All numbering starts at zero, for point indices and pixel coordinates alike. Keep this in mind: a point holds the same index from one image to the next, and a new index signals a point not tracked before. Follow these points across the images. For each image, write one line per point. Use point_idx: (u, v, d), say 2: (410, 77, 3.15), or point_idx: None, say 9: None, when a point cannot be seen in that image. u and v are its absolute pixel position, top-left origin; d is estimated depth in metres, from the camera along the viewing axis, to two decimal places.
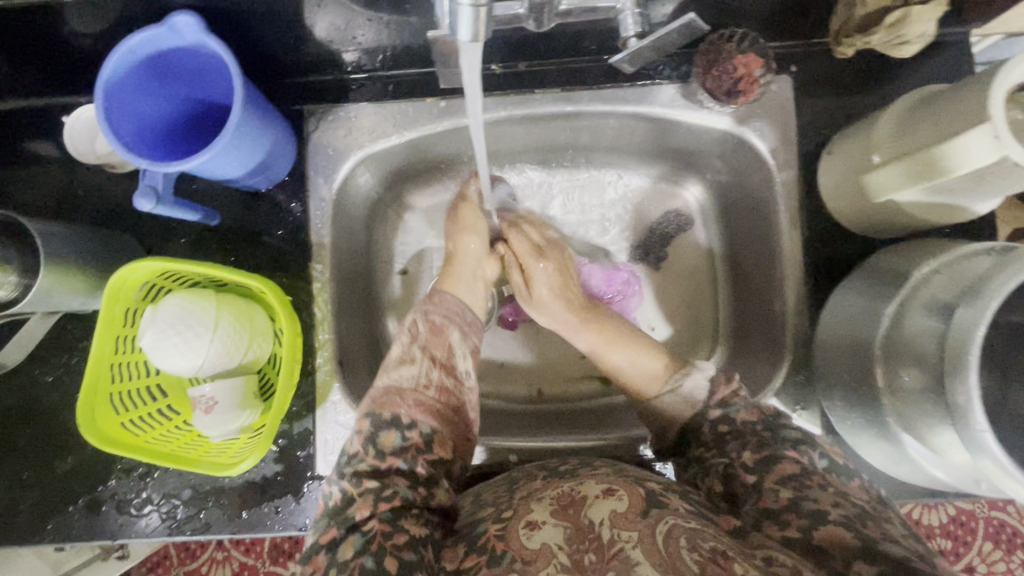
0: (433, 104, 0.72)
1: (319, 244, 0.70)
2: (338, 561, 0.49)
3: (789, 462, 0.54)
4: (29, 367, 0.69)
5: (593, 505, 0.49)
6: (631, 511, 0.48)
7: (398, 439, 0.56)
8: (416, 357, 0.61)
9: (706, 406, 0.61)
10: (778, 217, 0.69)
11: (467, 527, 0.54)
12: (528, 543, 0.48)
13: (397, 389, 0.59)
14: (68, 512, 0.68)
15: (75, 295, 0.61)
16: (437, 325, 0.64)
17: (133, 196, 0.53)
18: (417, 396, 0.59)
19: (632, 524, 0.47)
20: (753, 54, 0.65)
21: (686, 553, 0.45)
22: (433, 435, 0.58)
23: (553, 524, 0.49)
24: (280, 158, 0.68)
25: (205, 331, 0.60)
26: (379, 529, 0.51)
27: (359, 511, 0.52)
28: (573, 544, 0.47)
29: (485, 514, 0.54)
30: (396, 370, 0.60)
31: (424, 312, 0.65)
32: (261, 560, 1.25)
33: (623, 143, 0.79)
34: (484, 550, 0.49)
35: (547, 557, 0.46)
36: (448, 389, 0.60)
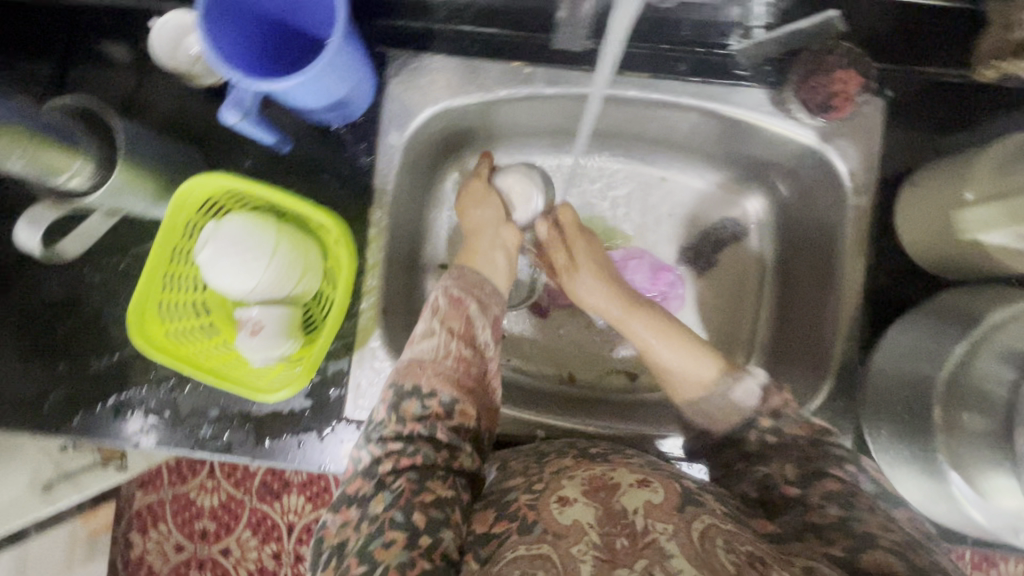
0: (517, 69, 0.70)
1: (381, 190, 0.69)
2: (369, 514, 0.50)
3: (832, 477, 0.53)
4: (77, 264, 0.69)
5: (626, 493, 0.49)
6: (666, 504, 0.48)
7: (418, 407, 0.56)
8: (437, 331, 0.60)
9: (751, 412, 0.59)
10: (846, 240, 0.68)
11: (495, 494, 0.54)
12: (560, 517, 0.48)
13: (417, 361, 0.58)
14: (95, 411, 0.68)
15: (142, 199, 0.61)
16: (455, 298, 0.63)
17: (221, 107, 0.53)
18: (437, 368, 0.58)
19: (666, 517, 0.47)
20: (853, 71, 0.63)
21: (724, 554, 0.45)
22: (454, 404, 0.57)
23: (584, 503, 0.49)
24: (358, 98, 0.67)
25: (263, 256, 0.60)
26: (406, 485, 0.51)
27: (384, 466, 0.53)
28: (605, 526, 0.47)
29: (512, 484, 0.54)
30: (417, 343, 0.59)
31: (449, 286, 0.64)
32: (248, 495, 1.26)
33: (695, 142, 0.78)
34: (514, 518, 0.50)
35: (578, 534, 0.46)
36: (466, 359, 0.59)
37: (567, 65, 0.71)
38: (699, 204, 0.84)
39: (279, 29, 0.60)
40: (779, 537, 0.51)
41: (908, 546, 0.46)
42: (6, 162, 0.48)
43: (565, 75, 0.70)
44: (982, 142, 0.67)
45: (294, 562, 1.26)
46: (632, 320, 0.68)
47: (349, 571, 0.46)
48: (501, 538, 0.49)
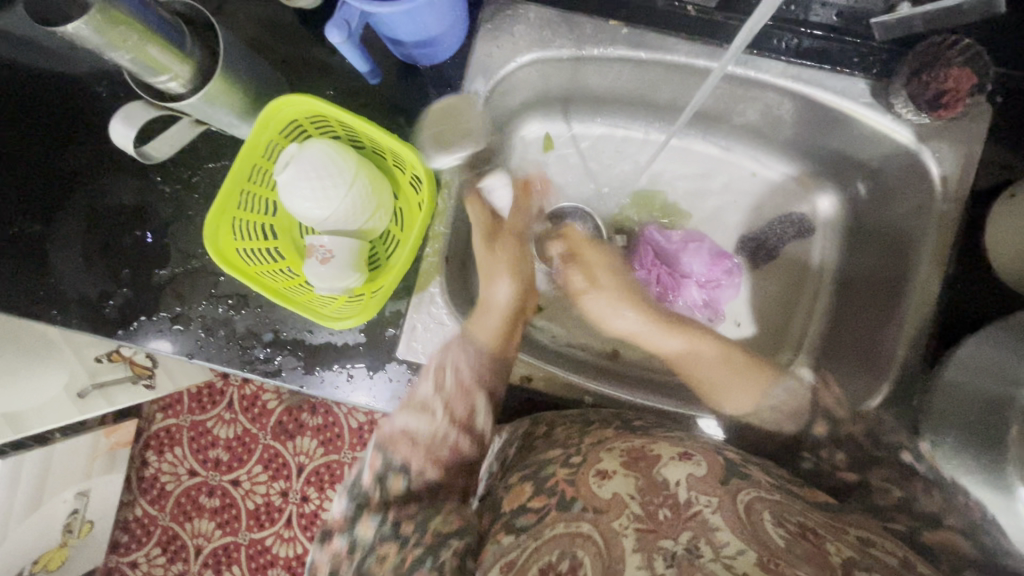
0: (615, 28, 0.68)
1: (459, 136, 0.68)
2: (360, 541, 0.50)
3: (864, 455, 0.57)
4: (152, 173, 0.70)
5: (667, 466, 0.49)
6: (709, 477, 0.48)
7: (403, 485, 0.53)
8: (435, 410, 0.56)
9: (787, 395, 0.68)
10: (928, 246, 0.66)
11: (530, 468, 0.53)
12: (599, 492, 0.47)
13: (410, 434, 0.55)
14: (154, 318, 0.69)
15: (229, 114, 0.60)
16: (465, 385, 0.59)
17: (327, 24, 0.52)
18: (432, 451, 0.55)
19: (711, 490, 0.46)
20: (968, 70, 0.61)
21: (772, 526, 0.44)
22: (438, 487, 0.54)
23: (622, 475, 0.48)
24: (447, 37, 0.65)
25: (341, 185, 0.59)
26: (393, 512, 0.51)
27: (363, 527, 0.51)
28: (647, 497, 0.46)
29: (551, 454, 0.53)
30: (413, 416, 0.56)
31: (450, 368, 0.59)
32: (263, 431, 1.29)
33: (779, 130, 0.76)
34: (553, 493, 0.49)
35: (620, 508, 0.45)
36: (461, 451, 0.56)
37: (664, 30, 0.68)
38: (769, 195, 0.82)
39: None
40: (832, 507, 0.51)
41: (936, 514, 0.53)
42: (114, 52, 0.47)
43: (662, 40, 0.67)
44: None
45: (300, 501, 1.27)
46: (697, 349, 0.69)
47: None
48: (540, 516, 0.48)
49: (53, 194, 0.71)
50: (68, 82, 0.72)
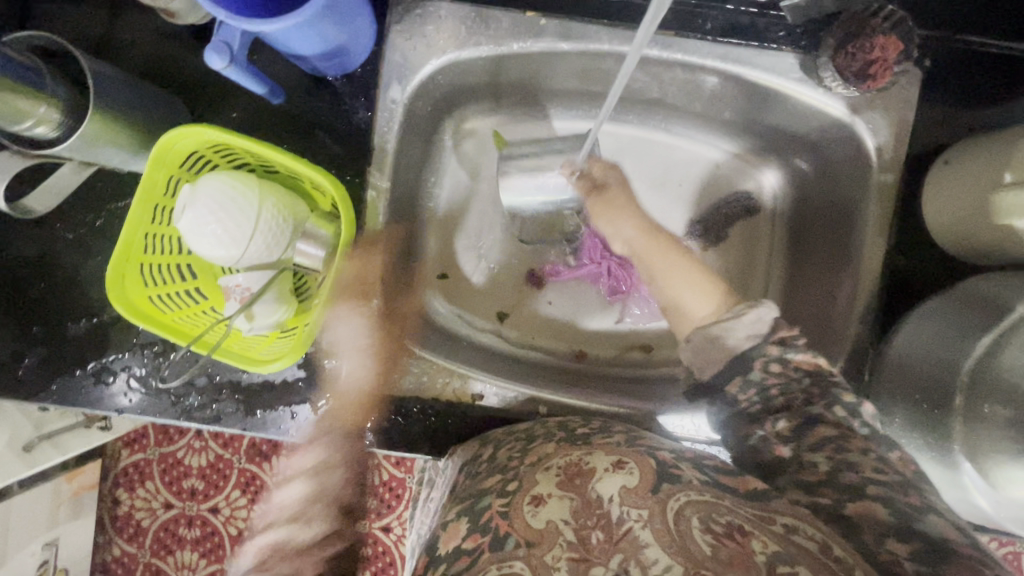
0: (532, 20, 0.64)
1: (380, 149, 0.64)
2: None
3: (826, 423, 0.49)
4: (52, 220, 0.64)
5: (602, 480, 0.45)
6: (642, 487, 0.44)
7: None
8: (314, 514, 0.49)
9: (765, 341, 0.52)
10: (868, 219, 0.65)
11: (469, 499, 0.49)
12: (532, 523, 0.44)
13: (288, 547, 0.47)
14: (74, 375, 0.64)
15: (119, 151, 0.55)
16: (326, 468, 0.54)
17: (204, 49, 0.48)
18: (311, 560, 0.46)
19: (642, 501, 0.43)
20: (893, 37, 0.59)
21: (699, 534, 0.41)
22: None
23: (558, 498, 0.45)
24: (357, 47, 0.61)
25: (246, 222, 0.56)
26: None
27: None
28: (580, 519, 0.43)
29: (489, 484, 0.50)
30: (293, 527, 0.48)
31: (323, 460, 0.54)
32: (236, 456, 1.26)
33: (715, 111, 0.74)
34: (486, 530, 0.45)
35: (553, 537, 0.43)
36: (349, 534, 0.49)
37: (584, 17, 0.65)
38: (715, 174, 0.79)
39: None
40: (762, 493, 0.46)
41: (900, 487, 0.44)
42: None
43: (582, 28, 0.64)
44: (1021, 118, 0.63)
45: None
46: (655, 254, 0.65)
47: None
48: (472, 559, 0.43)
49: None
50: None
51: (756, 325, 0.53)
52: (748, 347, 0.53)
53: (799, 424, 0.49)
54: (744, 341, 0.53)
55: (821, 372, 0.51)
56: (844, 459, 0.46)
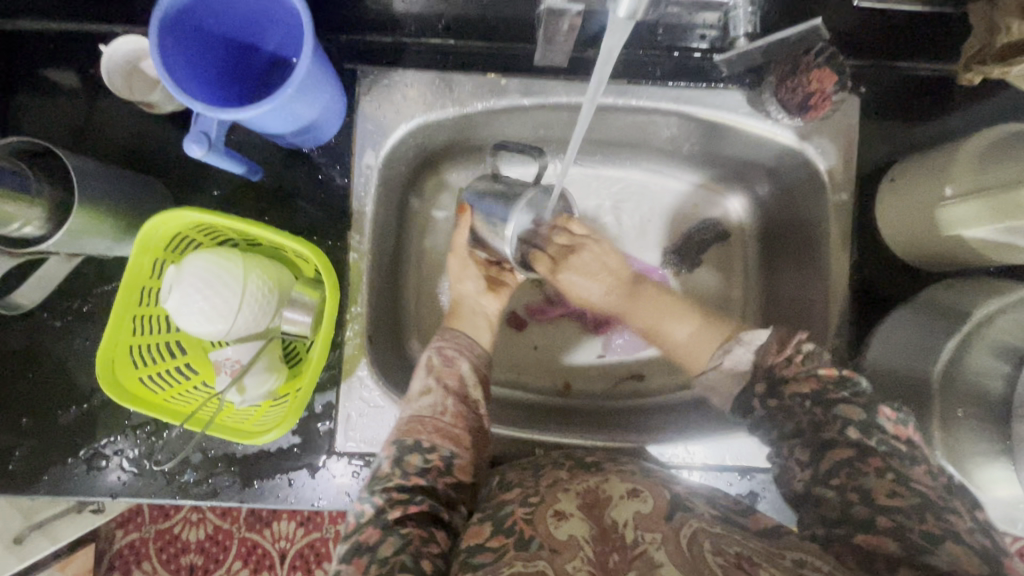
0: (493, 81, 0.68)
1: (358, 213, 0.66)
2: (377, 557, 0.46)
3: (841, 446, 0.49)
4: (36, 309, 0.65)
5: (617, 506, 0.46)
6: (655, 513, 0.45)
7: (420, 461, 0.53)
8: (433, 386, 0.58)
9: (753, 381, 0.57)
10: (829, 238, 0.68)
11: (490, 507, 0.50)
12: (555, 532, 0.44)
13: (416, 416, 0.56)
14: (66, 463, 0.64)
15: (103, 239, 0.57)
16: (449, 357, 0.62)
17: (184, 140, 0.50)
18: (437, 423, 0.56)
19: (656, 525, 0.44)
20: (828, 70, 0.63)
21: (712, 557, 0.42)
22: (454, 459, 0.54)
23: (579, 517, 0.46)
24: (329, 121, 0.64)
25: (232, 297, 0.57)
26: (416, 532, 0.48)
27: (393, 514, 0.49)
28: (600, 544, 0.43)
29: (508, 496, 0.51)
30: (415, 399, 0.58)
31: (439, 344, 0.63)
32: (236, 524, 1.25)
33: (673, 148, 0.77)
34: (511, 532, 0.45)
35: (574, 549, 0.43)
36: (465, 415, 0.57)
37: (544, 75, 0.69)
38: (680, 206, 0.82)
39: (236, 51, 0.57)
40: (778, 531, 0.47)
41: (914, 513, 0.43)
42: None
43: (541, 85, 0.68)
44: (952, 132, 0.68)
45: None
46: (636, 308, 0.70)
47: None
48: (497, 554, 0.44)
49: None
50: None
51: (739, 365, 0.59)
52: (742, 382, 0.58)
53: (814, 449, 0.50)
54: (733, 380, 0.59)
55: (820, 395, 0.52)
56: (857, 484, 0.46)
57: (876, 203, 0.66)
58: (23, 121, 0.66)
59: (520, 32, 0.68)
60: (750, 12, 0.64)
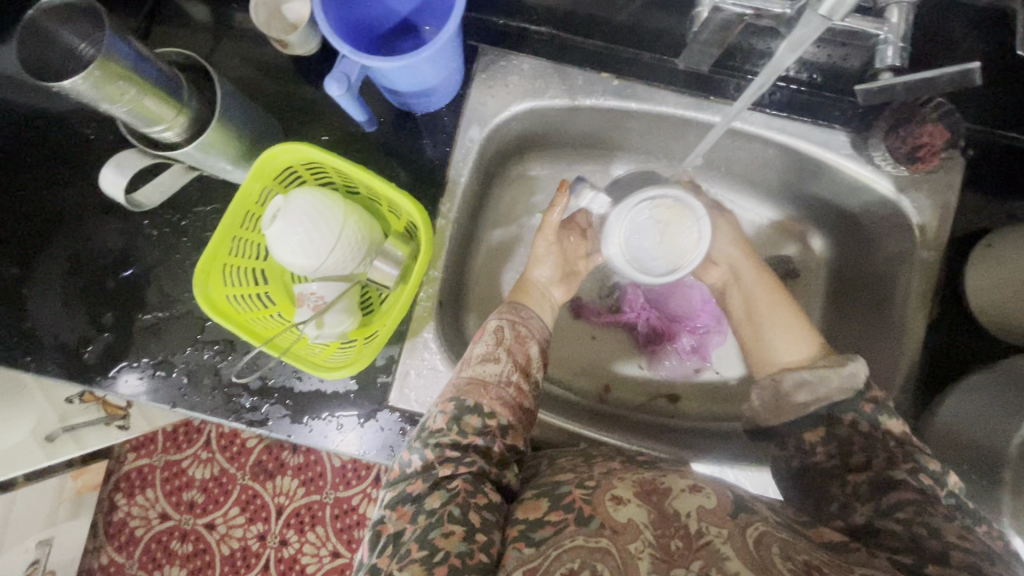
0: (605, 79, 0.70)
1: (454, 181, 0.69)
2: (426, 509, 0.48)
3: (907, 488, 0.50)
4: (140, 216, 0.69)
5: (679, 497, 0.47)
6: (720, 510, 0.46)
7: (478, 424, 0.54)
8: (500, 357, 0.58)
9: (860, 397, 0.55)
10: (910, 292, 0.67)
11: (544, 485, 0.51)
12: (615, 515, 0.45)
13: (481, 380, 0.56)
14: (135, 365, 0.67)
15: (224, 159, 0.60)
16: (522, 335, 0.61)
17: (326, 78, 0.53)
18: (500, 393, 0.56)
19: (721, 522, 0.45)
20: (942, 126, 0.63)
21: (781, 561, 0.42)
22: (510, 427, 0.55)
23: (637, 504, 0.46)
24: (444, 90, 0.67)
25: (331, 235, 0.59)
26: (462, 486, 0.50)
27: (442, 471, 0.51)
28: (660, 528, 0.44)
29: (563, 477, 0.51)
30: (479, 365, 0.57)
31: (509, 321, 0.62)
32: (242, 471, 1.28)
33: (762, 177, 0.78)
34: (569, 509, 0.47)
35: (635, 532, 0.44)
36: (526, 392, 0.58)
37: (654, 82, 0.70)
38: (756, 237, 0.82)
39: (381, 10, 0.61)
40: (838, 545, 0.47)
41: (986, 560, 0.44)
42: (110, 106, 0.47)
43: (651, 92, 0.70)
44: None
45: (278, 546, 1.27)
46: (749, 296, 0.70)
47: (410, 555, 0.45)
48: (557, 529, 0.46)
49: (33, 236, 0.69)
50: (52, 124, 0.70)
51: (853, 381, 0.55)
52: (846, 399, 0.55)
53: (874, 486, 0.52)
54: (837, 394, 0.55)
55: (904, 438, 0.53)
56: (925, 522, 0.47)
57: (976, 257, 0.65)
58: (163, 42, 0.71)
59: (642, 40, 0.70)
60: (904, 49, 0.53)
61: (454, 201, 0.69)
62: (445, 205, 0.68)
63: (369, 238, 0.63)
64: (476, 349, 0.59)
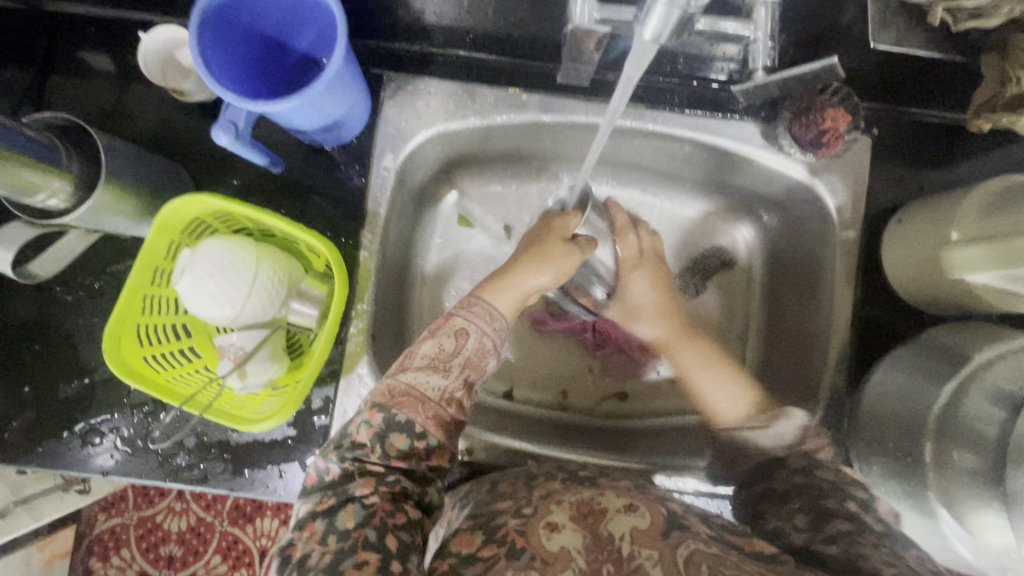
0: (514, 95, 0.70)
1: (374, 212, 0.68)
2: (338, 528, 0.48)
3: (840, 517, 0.51)
4: (50, 281, 0.66)
5: (613, 519, 0.49)
6: (652, 529, 0.48)
7: (405, 445, 0.52)
8: (450, 371, 0.55)
9: (792, 450, 0.59)
10: (834, 274, 0.69)
11: (480, 517, 0.52)
12: (547, 544, 0.47)
13: (418, 393, 0.54)
14: (61, 438, 0.64)
15: (124, 218, 0.58)
16: (484, 347, 0.58)
17: (213, 128, 0.53)
18: (437, 410, 0.54)
19: (652, 543, 0.47)
20: (842, 110, 0.63)
21: None
22: (438, 447, 0.54)
23: (571, 530, 0.48)
24: (352, 121, 0.66)
25: (243, 283, 0.58)
26: (380, 505, 0.49)
27: (360, 488, 0.50)
28: (592, 554, 0.46)
29: (501, 506, 0.53)
30: (423, 373, 0.54)
31: (473, 330, 0.58)
32: (219, 518, 1.25)
33: (686, 172, 0.78)
34: (502, 543, 0.48)
35: (565, 560, 0.46)
36: (465, 408, 0.56)
37: (563, 93, 0.70)
38: (690, 231, 0.83)
39: (273, 49, 0.60)
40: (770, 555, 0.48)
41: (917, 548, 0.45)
42: None
43: (561, 102, 0.70)
44: (962, 181, 0.69)
45: None
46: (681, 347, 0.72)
47: None
48: (487, 566, 0.47)
49: None
50: None
51: (780, 437, 0.61)
52: (774, 456, 0.60)
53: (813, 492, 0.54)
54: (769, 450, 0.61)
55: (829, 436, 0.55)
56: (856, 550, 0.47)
57: (893, 229, 0.66)
58: (57, 98, 0.68)
59: (547, 52, 0.70)
60: (772, 47, 0.57)
61: (376, 233, 0.68)
62: (366, 238, 0.67)
63: (285, 283, 0.61)
64: (424, 349, 0.56)
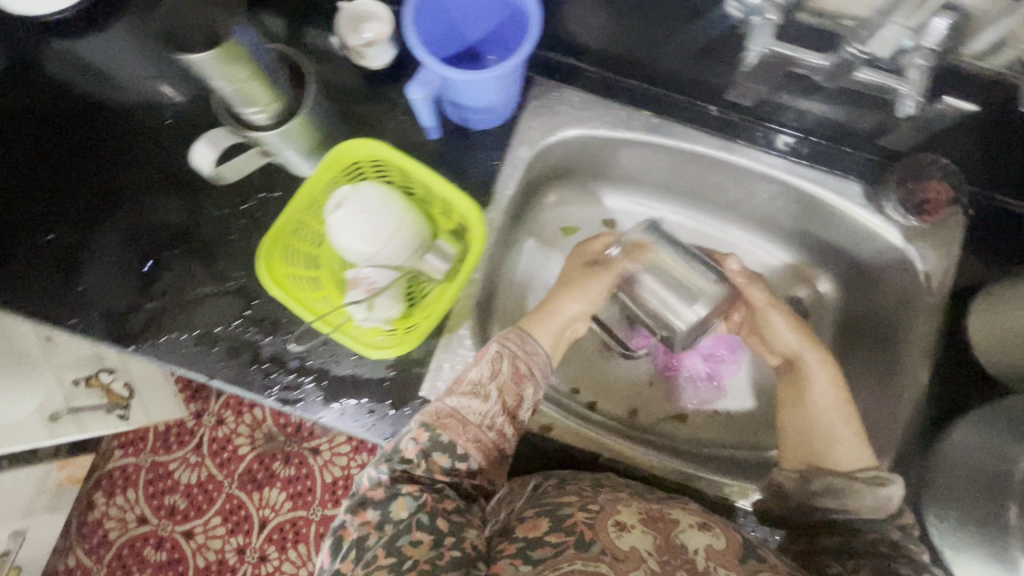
0: (646, 118, 0.77)
1: (502, 194, 0.74)
2: (392, 519, 0.54)
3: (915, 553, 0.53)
4: (203, 196, 0.73)
5: (686, 533, 0.54)
6: (727, 552, 0.53)
7: (448, 463, 0.57)
8: (489, 396, 0.59)
9: (888, 521, 0.62)
10: (917, 336, 0.72)
11: (547, 504, 0.57)
12: (618, 542, 0.52)
13: (462, 417, 0.58)
14: (179, 335, 0.69)
15: (296, 146, 0.65)
16: (521, 373, 0.61)
17: (410, 82, 0.62)
18: (478, 434, 0.58)
19: (727, 563, 0.52)
20: (946, 183, 0.70)
21: None
22: (480, 470, 0.58)
23: (641, 530, 0.53)
24: (504, 108, 0.73)
25: (390, 223, 0.64)
26: (428, 496, 0.55)
27: (407, 488, 0.56)
28: (664, 555, 0.52)
29: (566, 499, 0.57)
30: (466, 398, 0.59)
31: (509, 349, 0.62)
32: (228, 480, 1.27)
33: (781, 219, 0.84)
34: (570, 532, 0.53)
35: (637, 558, 0.51)
36: (508, 437, 0.60)
37: (691, 123, 0.77)
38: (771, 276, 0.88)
39: (459, 32, 0.68)
40: None
41: None
42: (218, 83, 0.53)
43: (687, 131, 0.76)
44: None
45: (255, 561, 1.23)
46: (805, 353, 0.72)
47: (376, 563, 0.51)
48: (556, 549, 0.52)
49: (94, 206, 0.73)
50: (127, 103, 0.75)
51: (886, 503, 0.61)
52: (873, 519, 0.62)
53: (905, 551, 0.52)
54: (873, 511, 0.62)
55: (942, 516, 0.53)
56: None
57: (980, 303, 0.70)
58: None
59: (683, 85, 0.77)
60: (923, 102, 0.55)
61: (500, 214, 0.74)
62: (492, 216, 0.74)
63: (421, 237, 0.67)
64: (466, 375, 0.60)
